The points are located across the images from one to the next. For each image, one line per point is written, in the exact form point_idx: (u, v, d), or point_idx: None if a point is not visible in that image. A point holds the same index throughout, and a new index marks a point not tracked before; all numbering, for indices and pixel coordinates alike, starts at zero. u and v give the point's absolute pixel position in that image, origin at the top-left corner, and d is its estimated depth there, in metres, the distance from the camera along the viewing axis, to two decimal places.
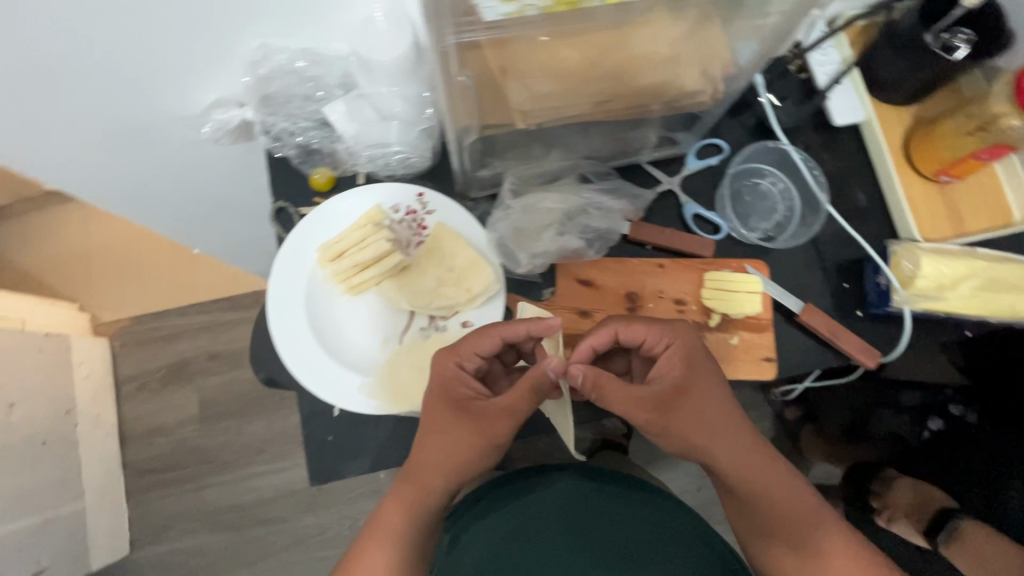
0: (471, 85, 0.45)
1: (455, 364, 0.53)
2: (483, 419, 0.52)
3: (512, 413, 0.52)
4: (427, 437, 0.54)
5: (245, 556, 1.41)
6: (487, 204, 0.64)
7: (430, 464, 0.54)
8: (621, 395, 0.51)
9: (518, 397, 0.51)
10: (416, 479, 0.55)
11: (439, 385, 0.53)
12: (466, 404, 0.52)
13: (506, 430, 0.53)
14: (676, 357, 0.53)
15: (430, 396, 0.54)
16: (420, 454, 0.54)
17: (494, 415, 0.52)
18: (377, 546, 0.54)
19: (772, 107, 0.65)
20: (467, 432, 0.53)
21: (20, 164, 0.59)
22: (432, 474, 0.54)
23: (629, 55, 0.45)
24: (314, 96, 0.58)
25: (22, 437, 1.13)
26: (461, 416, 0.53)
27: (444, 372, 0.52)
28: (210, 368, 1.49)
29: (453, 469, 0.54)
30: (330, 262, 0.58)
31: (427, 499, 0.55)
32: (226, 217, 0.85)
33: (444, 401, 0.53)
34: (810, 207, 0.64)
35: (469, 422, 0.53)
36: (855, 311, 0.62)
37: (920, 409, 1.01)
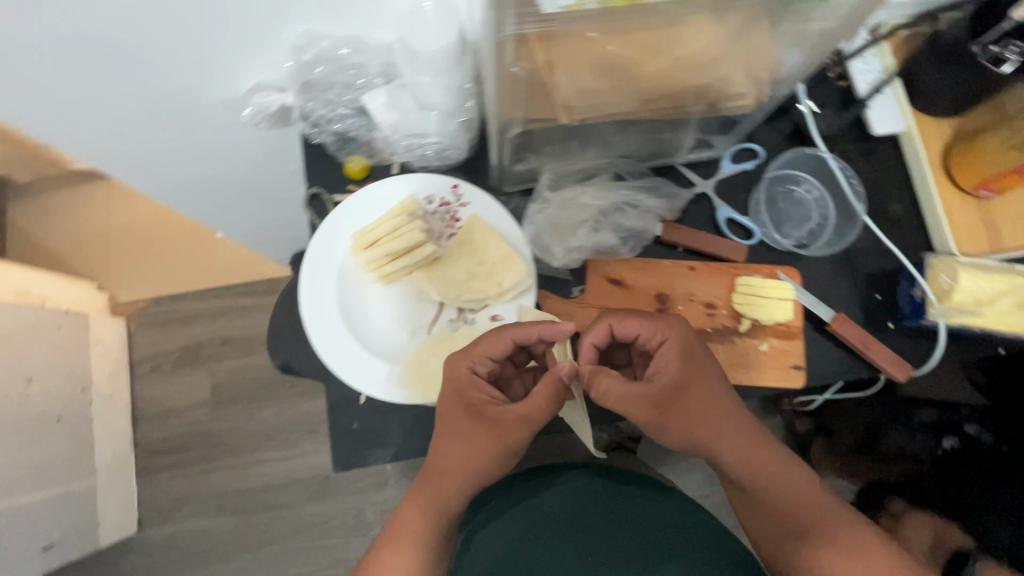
0: (520, 78, 0.45)
1: (468, 370, 0.53)
2: (500, 426, 0.52)
3: (527, 419, 0.52)
4: (444, 445, 0.54)
5: (251, 541, 1.42)
6: (520, 199, 0.64)
7: (449, 469, 0.54)
8: (622, 393, 0.52)
9: (537, 398, 0.52)
10: (436, 483, 0.55)
11: (452, 392, 0.53)
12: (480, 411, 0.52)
13: (521, 435, 0.53)
14: (672, 354, 0.53)
15: (445, 404, 0.54)
16: (439, 460, 0.54)
17: (511, 420, 0.52)
18: (398, 547, 0.54)
19: (813, 114, 0.64)
20: (484, 439, 0.53)
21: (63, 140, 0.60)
22: (450, 478, 0.55)
23: (680, 54, 0.44)
24: (355, 84, 0.58)
25: (38, 412, 1.14)
26: (477, 423, 0.52)
27: (457, 379, 0.52)
28: (224, 352, 1.50)
29: (472, 473, 0.54)
30: (362, 250, 0.58)
31: (447, 503, 0.55)
32: (255, 202, 0.85)
33: (459, 409, 0.53)
34: (846, 216, 0.63)
35: (485, 428, 0.53)
36: (887, 323, 0.61)
37: (934, 426, 0.90)
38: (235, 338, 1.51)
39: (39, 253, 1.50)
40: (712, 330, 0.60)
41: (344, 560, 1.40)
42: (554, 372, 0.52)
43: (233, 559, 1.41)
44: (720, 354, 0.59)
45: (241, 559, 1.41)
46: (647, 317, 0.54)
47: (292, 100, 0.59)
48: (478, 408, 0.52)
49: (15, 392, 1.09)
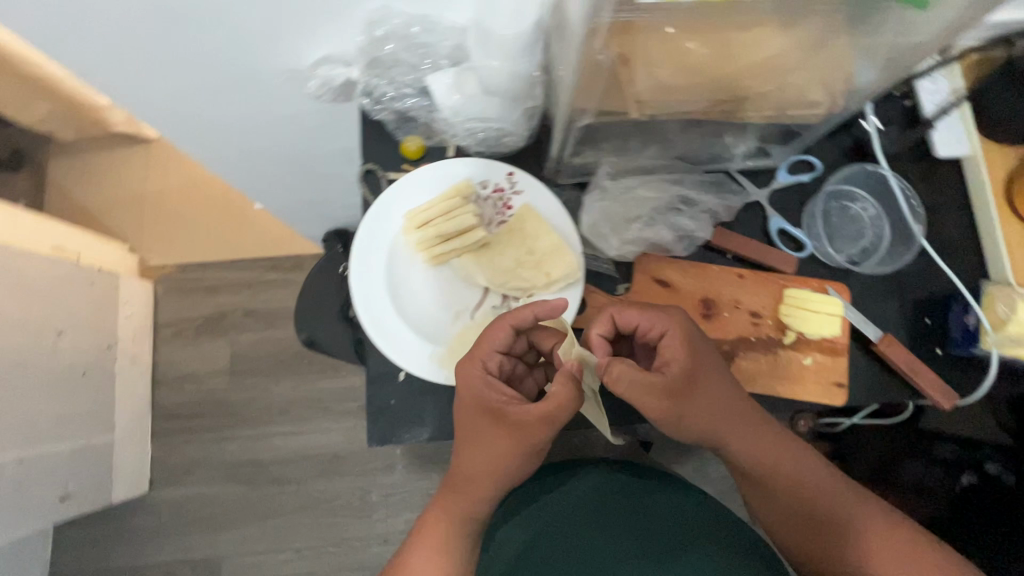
0: (598, 68, 0.45)
1: (480, 372, 0.52)
2: (523, 429, 0.50)
3: (550, 419, 0.50)
4: (467, 450, 0.53)
5: (257, 511, 1.41)
6: (572, 191, 0.65)
7: (474, 476, 0.52)
8: (633, 381, 0.49)
9: (556, 389, 0.50)
10: (463, 488, 0.54)
11: (468, 397, 0.51)
12: (499, 413, 0.51)
13: (543, 437, 0.50)
14: (674, 342, 0.52)
15: (463, 409, 0.53)
16: (464, 466, 0.53)
17: (532, 420, 0.50)
18: (425, 547, 0.53)
19: (876, 132, 0.63)
20: (506, 442, 0.51)
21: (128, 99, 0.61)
22: (476, 482, 0.53)
23: (759, 58, 0.44)
24: (421, 65, 0.58)
25: (65, 365, 1.16)
26: (497, 426, 0.51)
27: (471, 383, 0.51)
28: (245, 324, 1.50)
29: (499, 475, 0.52)
30: (415, 229, 0.58)
31: (473, 507, 0.54)
32: (299, 175, 0.86)
33: (478, 413, 0.51)
34: (902, 237, 0.63)
35: (506, 432, 0.50)
36: (934, 348, 0.60)
37: (954, 463, 0.89)
38: (259, 310, 1.50)
39: (77, 211, 1.53)
40: (755, 339, 0.59)
41: (348, 539, 1.39)
42: (566, 372, 0.50)
43: (238, 529, 1.40)
44: (762, 364, 0.59)
45: (246, 530, 1.40)
46: (644, 307, 0.54)
47: (358, 75, 0.59)
48: (495, 410, 0.51)
49: (45, 343, 1.11)
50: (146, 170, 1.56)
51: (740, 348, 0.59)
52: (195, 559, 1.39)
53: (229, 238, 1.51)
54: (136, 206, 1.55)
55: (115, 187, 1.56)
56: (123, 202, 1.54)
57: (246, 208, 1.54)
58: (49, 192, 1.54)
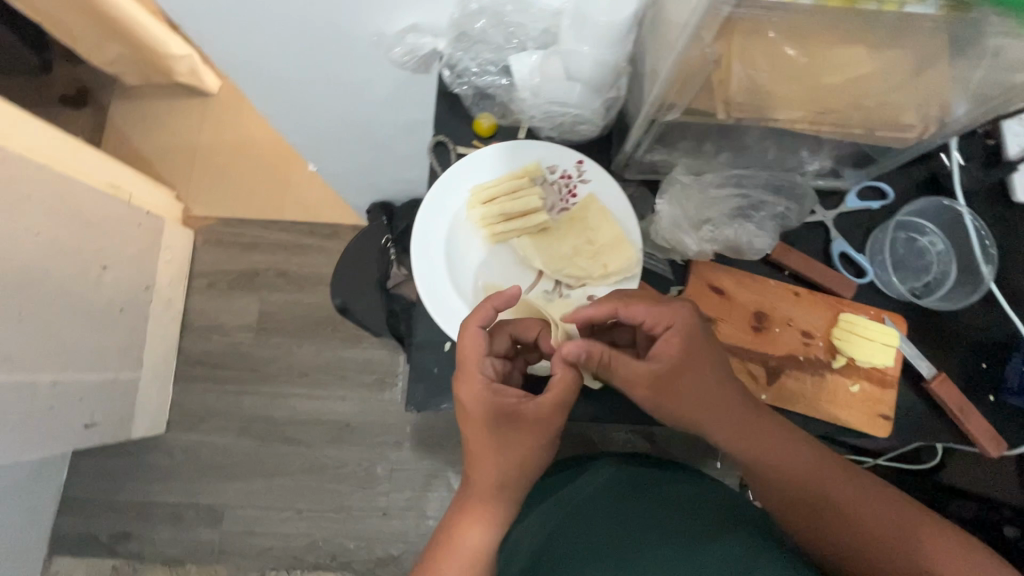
0: (697, 67, 0.44)
1: (483, 382, 0.51)
2: (540, 423, 0.52)
3: (562, 405, 0.52)
4: (489, 458, 0.52)
5: (264, 468, 1.39)
6: (635, 188, 0.66)
7: (501, 479, 0.52)
8: (619, 366, 0.52)
9: (561, 374, 0.52)
10: (490, 498, 0.53)
11: (479, 410, 0.51)
12: (514, 413, 0.51)
13: (560, 424, 0.53)
14: (674, 340, 0.51)
15: (475, 422, 0.52)
16: (490, 474, 0.52)
17: (550, 413, 0.52)
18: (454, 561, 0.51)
19: (957, 169, 0.62)
20: (529, 438, 0.52)
21: (220, 56, 0.64)
22: (505, 485, 0.52)
23: (856, 75, 0.43)
24: (510, 43, 0.59)
25: (105, 299, 1.19)
26: (513, 428, 0.51)
27: (478, 396, 0.51)
28: (277, 284, 1.50)
29: (524, 473, 0.53)
30: (479, 204, 0.59)
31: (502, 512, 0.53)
32: (358, 142, 0.87)
33: (495, 421, 0.51)
34: (969, 277, 0.61)
35: (524, 428, 0.52)
36: (988, 395, 0.59)
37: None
38: (291, 272, 1.50)
39: (133, 155, 1.58)
40: (804, 359, 0.59)
41: (350, 509, 1.36)
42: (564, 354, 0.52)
43: (243, 482, 1.39)
44: (807, 385, 0.58)
45: (251, 484, 1.39)
46: (649, 302, 0.53)
47: (444, 47, 0.61)
48: (509, 412, 0.51)
49: (92, 275, 1.15)
50: (201, 124, 1.60)
51: (787, 366, 0.59)
52: (199, 505, 1.38)
53: (274, 199, 1.55)
54: (188, 157, 1.59)
55: (171, 135, 1.60)
56: (177, 152, 1.59)
57: (294, 173, 1.57)
58: (109, 134, 1.59)
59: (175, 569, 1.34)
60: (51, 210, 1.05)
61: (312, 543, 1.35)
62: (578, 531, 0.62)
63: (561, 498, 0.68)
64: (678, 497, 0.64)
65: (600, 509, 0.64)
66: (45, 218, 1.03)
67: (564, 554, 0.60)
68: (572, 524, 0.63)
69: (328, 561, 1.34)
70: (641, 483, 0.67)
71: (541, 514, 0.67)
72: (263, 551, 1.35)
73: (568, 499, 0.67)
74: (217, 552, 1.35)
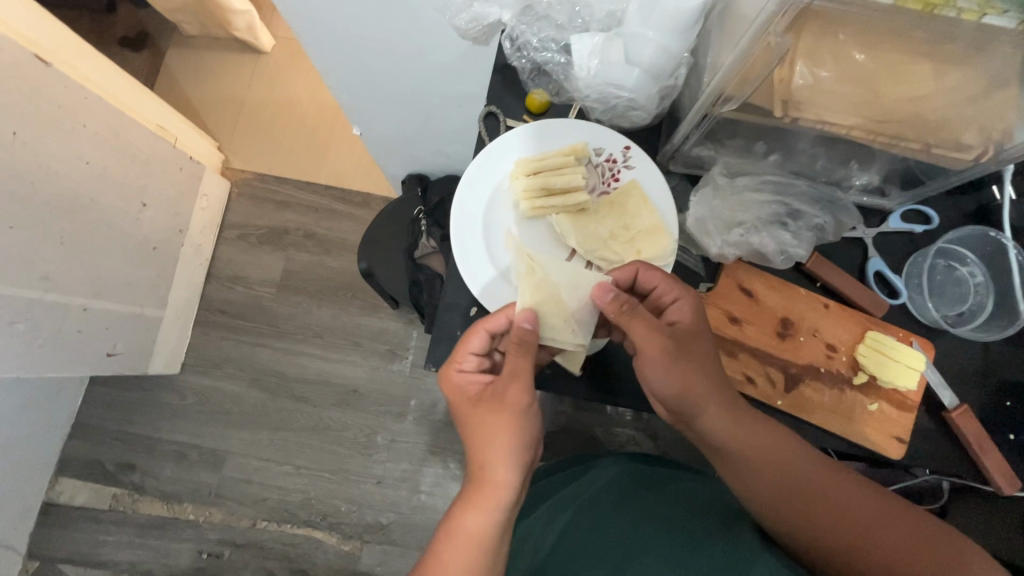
0: (765, 61, 0.44)
1: (459, 374, 0.57)
2: (505, 399, 0.54)
3: (517, 374, 0.54)
4: (472, 442, 0.54)
5: (270, 421, 1.42)
6: (677, 182, 0.66)
7: (489, 459, 0.52)
8: (641, 320, 0.53)
9: (514, 357, 0.55)
10: (482, 481, 0.52)
11: (457, 397, 0.56)
12: (485, 395, 0.55)
13: (520, 397, 0.53)
14: (685, 309, 0.55)
15: (459, 410, 0.57)
16: (474, 457, 0.53)
17: (510, 385, 0.54)
18: (453, 548, 0.49)
19: (1008, 203, 0.61)
20: (502, 415, 0.53)
21: (289, 11, 0.65)
22: (492, 466, 0.52)
23: (919, 91, 0.43)
24: (574, 22, 0.60)
25: (141, 234, 1.23)
26: (483, 412, 0.54)
27: (455, 385, 0.56)
28: (304, 245, 1.52)
29: (510, 453, 0.52)
30: (524, 175, 0.60)
31: (502, 496, 0.51)
32: (406, 110, 0.88)
33: (470, 408, 0.55)
34: (1006, 312, 0.60)
35: (491, 410, 0.54)
36: (1007, 433, 0.58)
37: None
38: (319, 235, 1.52)
39: (182, 102, 1.62)
40: (824, 370, 0.59)
41: (347, 472, 1.38)
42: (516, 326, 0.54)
43: (248, 431, 1.42)
44: (824, 398, 0.58)
45: (255, 434, 1.41)
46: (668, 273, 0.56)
47: (509, 19, 0.62)
48: (479, 397, 0.55)
49: (132, 211, 1.18)
50: (251, 79, 1.63)
51: (807, 376, 0.59)
52: (203, 447, 1.41)
53: (313, 161, 1.58)
54: (235, 110, 1.62)
55: (220, 86, 1.63)
56: (224, 104, 1.62)
57: (335, 138, 1.60)
58: (163, 79, 1.63)
59: (172, 506, 1.38)
60: (102, 141, 1.08)
61: (305, 500, 1.37)
62: (584, 526, 0.63)
63: (574, 495, 0.70)
64: (676, 494, 0.66)
65: (606, 502, 0.66)
66: (94, 147, 1.06)
67: (576, 545, 0.61)
68: (584, 516, 0.65)
69: (318, 520, 1.36)
70: (647, 479, 0.70)
71: (548, 512, 0.68)
72: (258, 501, 1.37)
73: (576, 497, 0.69)
74: (215, 495, 1.38)
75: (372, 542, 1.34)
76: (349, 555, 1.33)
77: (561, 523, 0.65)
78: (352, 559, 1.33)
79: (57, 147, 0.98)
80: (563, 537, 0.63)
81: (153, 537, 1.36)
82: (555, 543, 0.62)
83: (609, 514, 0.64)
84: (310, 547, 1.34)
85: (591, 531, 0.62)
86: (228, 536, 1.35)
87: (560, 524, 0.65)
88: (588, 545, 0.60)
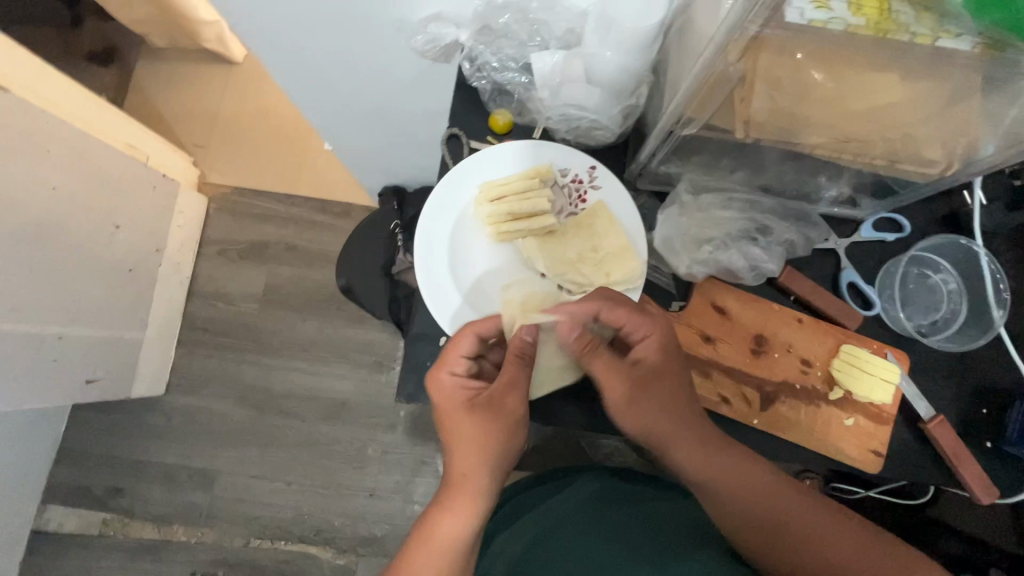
0: (722, 83, 0.43)
1: (450, 377, 0.54)
2: (499, 409, 0.53)
3: (513, 387, 0.53)
4: (453, 447, 0.54)
5: (258, 438, 1.41)
6: (647, 198, 0.65)
7: (466, 469, 0.52)
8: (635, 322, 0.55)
9: (512, 364, 0.54)
10: (460, 489, 0.52)
11: (443, 400, 0.54)
12: (477, 397, 0.54)
13: (516, 403, 0.53)
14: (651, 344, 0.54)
15: (442, 414, 0.55)
16: (456, 464, 0.53)
17: (501, 394, 0.53)
18: (426, 552, 0.50)
19: (979, 209, 0.61)
20: (494, 427, 0.53)
21: (242, 36, 0.63)
22: (468, 475, 0.53)
23: (881, 107, 0.42)
24: (532, 41, 0.59)
25: (115, 257, 1.20)
26: (472, 416, 0.53)
27: (442, 387, 0.54)
28: (285, 258, 1.50)
29: (490, 467, 0.53)
30: (488, 202, 0.59)
31: (482, 503, 0.52)
32: (375, 127, 0.87)
33: (458, 411, 0.54)
34: (980, 319, 0.60)
35: (483, 416, 0.53)
36: (986, 441, 0.58)
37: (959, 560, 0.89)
38: (299, 248, 1.50)
39: (154, 117, 1.58)
40: (800, 387, 0.58)
41: (338, 487, 1.36)
42: (516, 340, 0.54)
43: (238, 448, 1.40)
44: (801, 414, 0.58)
45: (245, 451, 1.40)
46: (632, 311, 0.54)
47: (465, 38, 0.61)
48: (467, 404, 0.54)
49: (104, 233, 1.15)
50: (224, 91, 1.60)
51: (783, 394, 0.58)
52: (192, 467, 1.39)
53: (290, 172, 1.55)
54: (208, 123, 1.59)
55: (192, 99, 1.60)
56: (197, 117, 1.59)
57: (311, 148, 1.57)
58: (133, 94, 1.59)
59: (164, 528, 1.36)
60: (68, 165, 1.05)
61: (298, 516, 1.36)
62: (561, 536, 0.63)
63: (553, 502, 0.69)
64: (655, 510, 0.66)
65: (586, 516, 0.66)
66: (60, 172, 1.03)
67: (551, 557, 0.61)
68: (562, 527, 0.64)
69: (312, 536, 1.35)
70: (627, 491, 0.70)
71: (524, 523, 0.67)
72: (251, 520, 1.36)
73: (552, 510, 0.67)
74: (206, 516, 1.36)
75: (368, 555, 1.33)
76: (345, 569, 1.32)
77: (536, 530, 0.65)
78: (348, 573, 1.32)
79: (21, 175, 0.96)
80: (536, 552, 0.62)
81: (146, 560, 1.34)
82: (530, 555, 0.62)
83: (585, 526, 0.64)
84: (305, 563, 1.33)
85: (566, 541, 0.62)
86: (222, 557, 1.34)
87: (535, 531, 0.65)
88: (565, 558, 0.60)
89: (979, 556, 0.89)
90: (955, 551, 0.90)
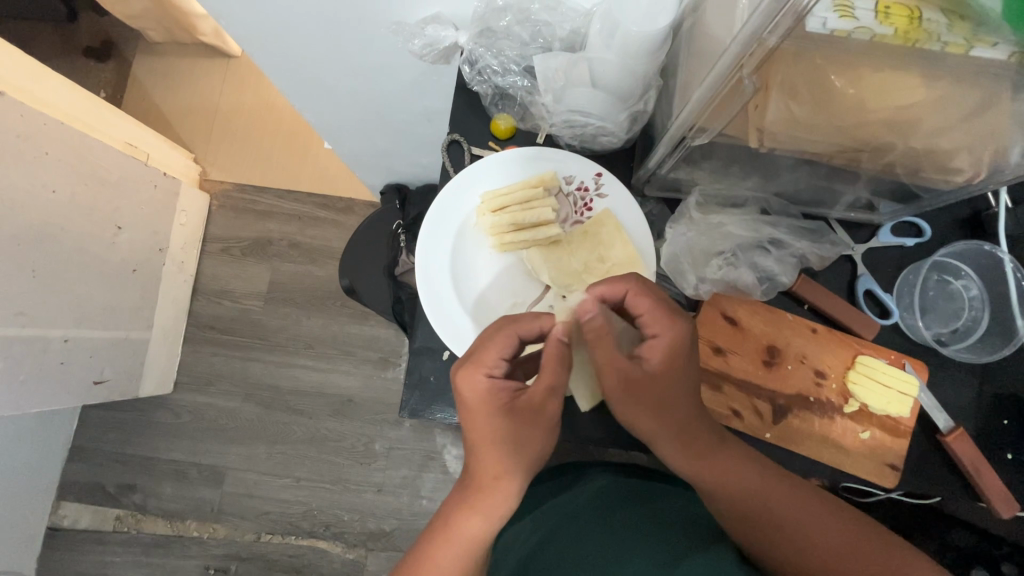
0: (737, 94, 0.40)
1: (485, 378, 0.48)
2: (537, 413, 0.49)
3: (553, 389, 0.49)
4: (480, 450, 0.48)
5: (267, 434, 1.41)
6: (655, 205, 0.63)
7: (496, 471, 0.48)
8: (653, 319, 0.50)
9: (550, 370, 0.49)
10: (490, 488, 0.48)
11: (477, 403, 0.48)
12: (518, 400, 0.48)
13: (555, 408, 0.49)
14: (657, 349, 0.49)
15: (471, 414, 0.49)
16: (484, 467, 0.48)
17: (542, 400, 0.49)
18: (450, 550, 0.47)
19: (1003, 211, 0.58)
20: (536, 431, 0.49)
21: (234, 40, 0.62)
22: (494, 477, 0.48)
23: (906, 117, 0.39)
24: (535, 42, 0.57)
25: (119, 258, 1.19)
26: (512, 421, 0.48)
27: (477, 386, 0.48)
28: (289, 255, 1.49)
29: (525, 468, 0.49)
30: (490, 211, 0.57)
31: (506, 505, 0.48)
32: (375, 128, 0.85)
33: (492, 415, 0.48)
34: (1001, 328, 0.58)
35: (527, 422, 0.48)
36: (1005, 453, 0.56)
37: (969, 553, 0.90)
38: (303, 244, 1.49)
39: (152, 113, 1.56)
40: (814, 400, 0.56)
41: (346, 482, 1.37)
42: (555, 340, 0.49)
43: (247, 446, 1.41)
44: (814, 427, 0.56)
45: (253, 448, 1.41)
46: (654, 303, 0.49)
47: (464, 42, 0.58)
48: (505, 407, 0.48)
49: (106, 235, 1.14)
50: (223, 85, 1.58)
51: (795, 406, 0.56)
52: (202, 464, 1.40)
53: (291, 168, 1.53)
54: (207, 118, 1.57)
55: (190, 94, 1.57)
56: (196, 113, 1.57)
57: (312, 144, 1.55)
58: (131, 89, 1.57)
59: (176, 524, 1.38)
60: (68, 168, 1.04)
61: (307, 511, 1.37)
62: (567, 533, 0.60)
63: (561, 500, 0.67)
64: (666, 504, 0.63)
65: (594, 511, 0.63)
66: (59, 175, 1.02)
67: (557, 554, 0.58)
68: (569, 524, 0.62)
69: (322, 530, 1.36)
70: (637, 485, 0.67)
71: (532, 519, 0.64)
72: (261, 515, 1.37)
73: (558, 506, 0.65)
74: (217, 511, 1.38)
75: (377, 549, 1.34)
76: (354, 563, 1.33)
77: (542, 530, 0.62)
78: (357, 567, 1.33)
79: (21, 179, 0.95)
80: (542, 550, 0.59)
81: (159, 556, 1.36)
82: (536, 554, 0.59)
83: (591, 521, 0.61)
84: (314, 557, 1.34)
85: (571, 537, 0.59)
86: (234, 551, 1.35)
87: (541, 531, 0.62)
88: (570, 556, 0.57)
89: (989, 549, 0.89)
90: (965, 545, 0.90)
